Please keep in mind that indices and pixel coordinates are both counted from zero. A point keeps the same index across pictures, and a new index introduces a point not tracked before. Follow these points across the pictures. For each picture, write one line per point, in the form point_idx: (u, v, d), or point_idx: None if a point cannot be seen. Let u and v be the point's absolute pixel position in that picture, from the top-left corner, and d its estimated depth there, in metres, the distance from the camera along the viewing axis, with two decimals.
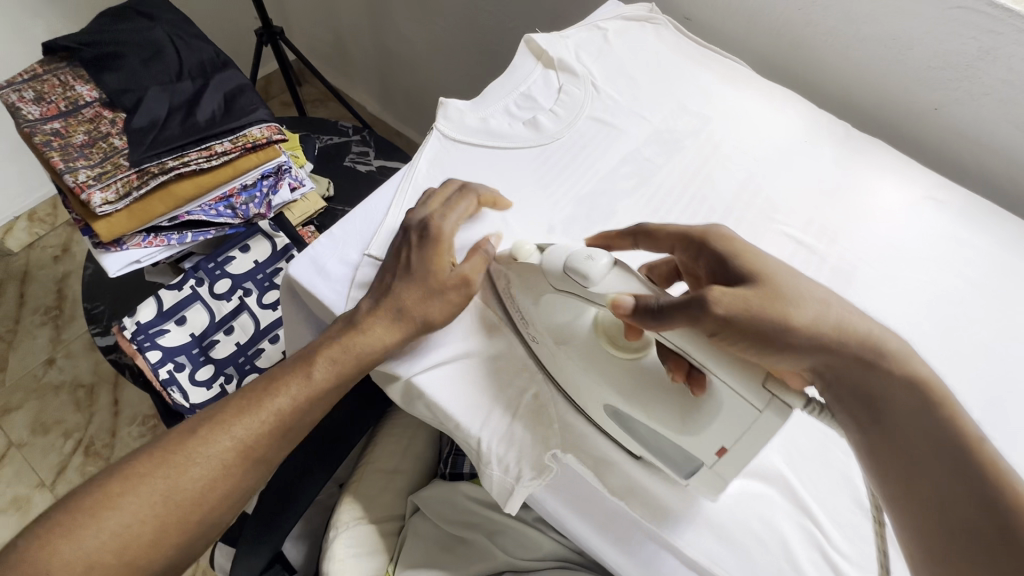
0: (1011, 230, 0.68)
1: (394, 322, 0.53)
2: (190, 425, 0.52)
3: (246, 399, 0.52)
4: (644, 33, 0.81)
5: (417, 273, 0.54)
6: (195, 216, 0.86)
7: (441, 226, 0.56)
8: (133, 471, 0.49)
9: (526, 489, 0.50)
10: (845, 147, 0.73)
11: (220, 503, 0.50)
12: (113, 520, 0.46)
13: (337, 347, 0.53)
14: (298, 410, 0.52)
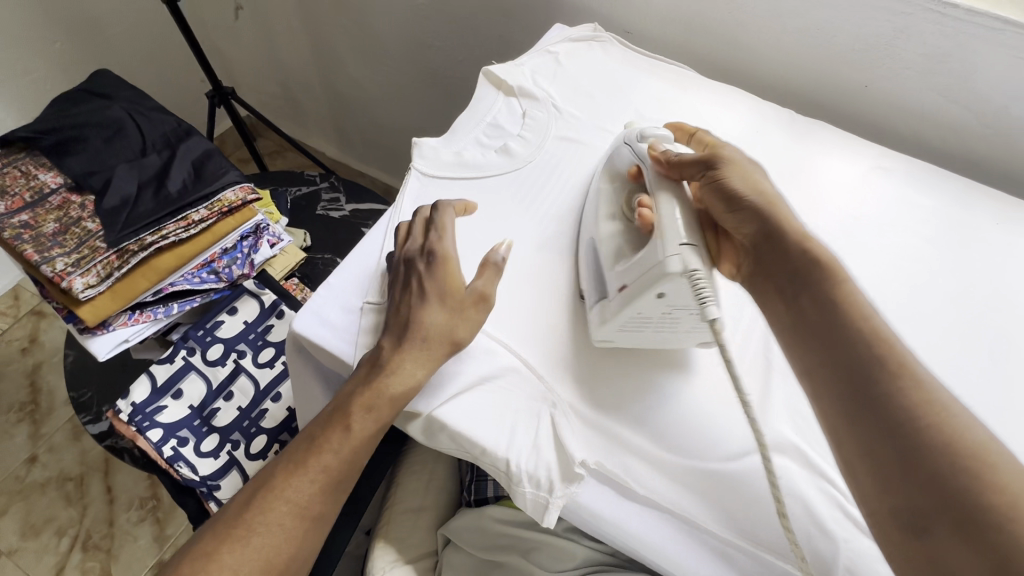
0: (950, 186, 0.74)
1: (431, 353, 0.54)
2: (245, 493, 0.51)
3: (293, 462, 0.52)
4: (592, 51, 0.86)
5: (439, 298, 0.55)
6: (179, 286, 0.86)
7: (444, 247, 0.58)
8: (201, 555, 0.48)
9: (561, 500, 0.51)
10: (793, 132, 0.78)
11: (290, 566, 0.50)
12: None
13: (365, 389, 0.52)
14: (346, 459, 0.52)
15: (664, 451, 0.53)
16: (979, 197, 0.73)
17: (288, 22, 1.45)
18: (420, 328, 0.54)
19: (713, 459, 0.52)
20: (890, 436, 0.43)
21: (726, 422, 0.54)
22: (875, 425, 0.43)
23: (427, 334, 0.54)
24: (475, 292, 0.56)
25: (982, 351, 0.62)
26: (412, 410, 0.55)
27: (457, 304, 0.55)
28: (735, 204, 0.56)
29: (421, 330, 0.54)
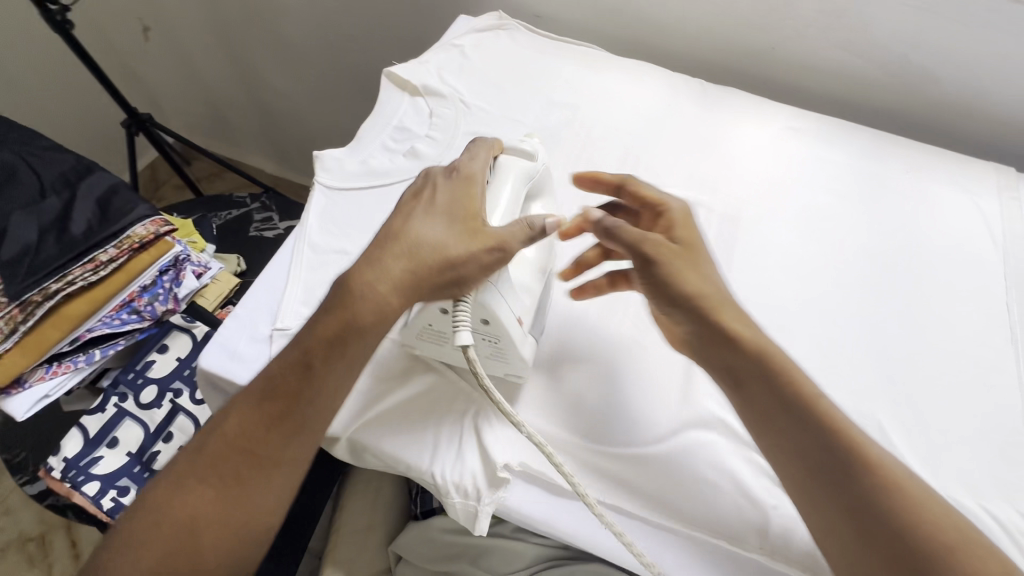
0: (860, 140, 0.75)
1: (416, 274, 0.48)
2: (196, 436, 0.49)
3: (248, 404, 0.47)
4: (499, 40, 0.84)
5: (446, 208, 0.51)
6: (97, 331, 0.81)
7: (469, 167, 0.53)
8: (153, 502, 0.47)
9: (490, 506, 0.50)
10: (704, 103, 0.78)
11: (252, 515, 0.47)
12: (147, 555, 0.45)
13: (323, 323, 0.48)
14: (298, 394, 0.47)
15: (577, 439, 0.53)
16: (889, 147, 0.74)
17: (201, 39, 1.38)
18: (411, 239, 0.49)
19: (631, 440, 0.53)
20: (834, 494, 0.42)
21: (645, 406, 0.55)
22: (816, 483, 0.43)
23: (415, 248, 0.49)
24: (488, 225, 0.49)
25: (901, 301, 0.63)
26: (330, 434, 0.53)
27: (465, 219, 0.50)
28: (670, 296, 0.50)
29: (410, 245, 0.49)
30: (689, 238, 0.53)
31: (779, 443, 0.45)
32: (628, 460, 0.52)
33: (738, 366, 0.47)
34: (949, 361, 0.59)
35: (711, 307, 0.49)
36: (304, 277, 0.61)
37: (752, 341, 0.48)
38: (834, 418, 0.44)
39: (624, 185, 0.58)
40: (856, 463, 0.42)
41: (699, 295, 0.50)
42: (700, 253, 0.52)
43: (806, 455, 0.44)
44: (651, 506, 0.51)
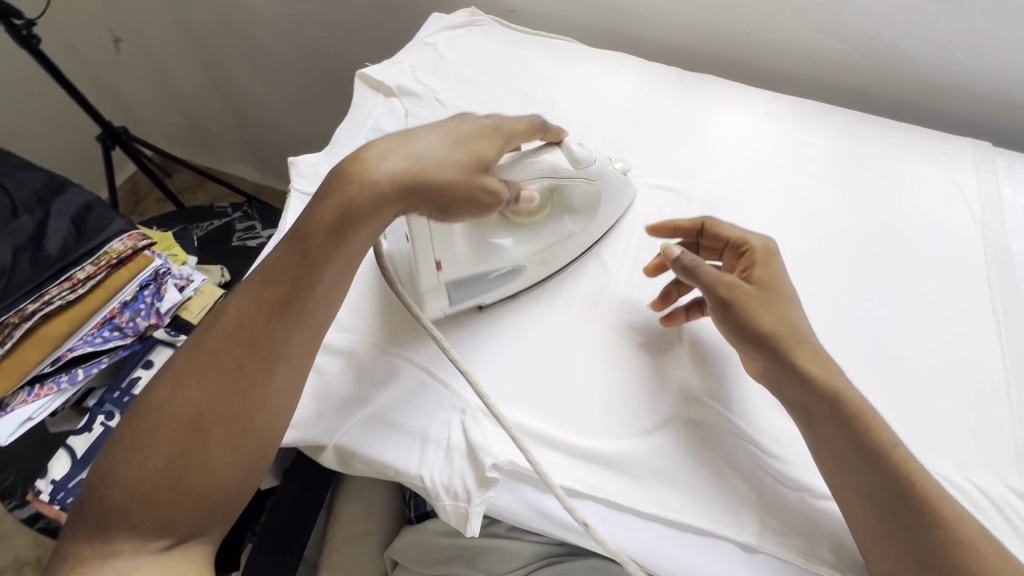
0: (837, 121, 0.75)
1: (403, 171, 0.48)
2: (191, 341, 0.47)
3: (250, 295, 0.47)
4: (472, 37, 0.84)
5: (462, 133, 0.51)
6: (79, 351, 0.79)
7: (503, 122, 0.54)
8: (153, 404, 0.44)
9: (480, 507, 0.50)
10: (681, 91, 0.78)
11: (259, 406, 0.45)
12: (152, 455, 0.43)
13: (315, 216, 0.48)
14: (300, 284, 0.47)
15: (569, 436, 0.53)
16: (866, 127, 0.74)
17: (174, 48, 1.36)
18: (415, 139, 0.50)
19: (611, 432, 0.53)
20: (882, 513, 0.45)
21: (633, 399, 0.55)
22: (874, 502, 0.45)
23: (413, 153, 0.49)
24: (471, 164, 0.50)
25: (884, 279, 0.63)
26: (317, 444, 0.52)
27: (468, 146, 0.51)
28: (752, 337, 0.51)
29: (409, 149, 0.49)
30: (770, 279, 0.54)
31: (842, 478, 0.47)
32: (621, 456, 0.52)
33: (811, 403, 0.49)
34: (933, 336, 0.59)
35: (789, 345, 0.50)
36: None
37: (828, 378, 0.49)
38: (898, 454, 0.46)
39: (704, 228, 0.60)
40: (911, 498, 0.44)
41: (778, 334, 0.51)
42: (778, 292, 0.53)
43: (868, 490, 0.45)
44: (627, 496, 0.50)
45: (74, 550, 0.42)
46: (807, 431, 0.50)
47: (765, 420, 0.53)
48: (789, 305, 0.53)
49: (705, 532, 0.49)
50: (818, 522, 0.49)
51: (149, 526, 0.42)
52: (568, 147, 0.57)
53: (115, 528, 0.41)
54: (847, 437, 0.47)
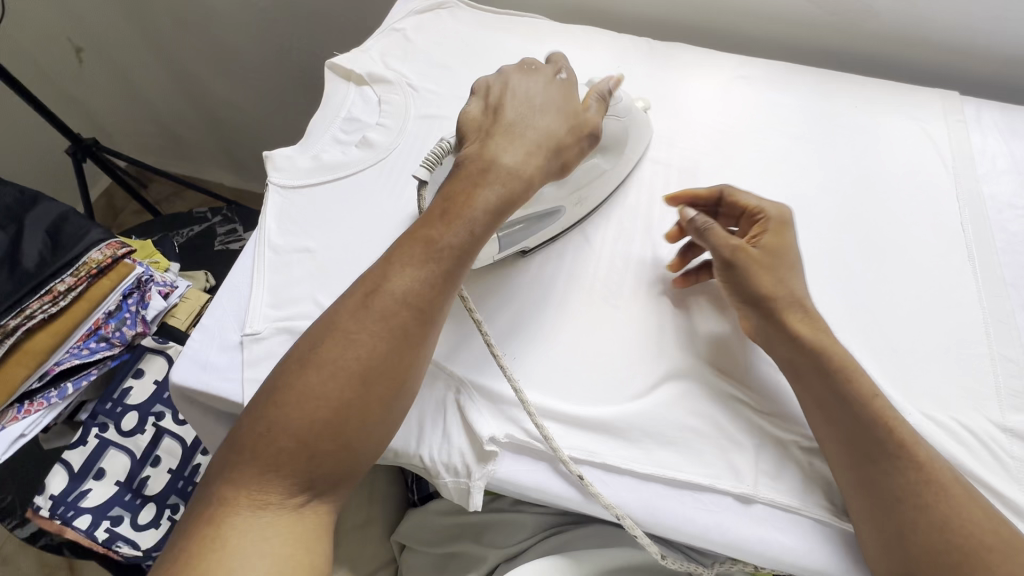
0: (808, 80, 0.76)
1: (543, 152, 0.53)
2: (352, 294, 0.47)
3: (411, 254, 0.48)
4: (440, 20, 0.83)
5: (556, 100, 0.57)
6: (66, 364, 0.79)
7: (569, 75, 0.60)
8: (323, 356, 0.44)
9: (480, 481, 0.51)
10: (653, 60, 0.78)
11: (413, 371, 0.46)
12: (322, 406, 0.43)
13: (471, 183, 0.50)
14: (462, 252, 0.48)
15: (566, 406, 0.53)
16: (837, 84, 0.75)
17: (138, 54, 1.33)
18: (533, 119, 0.55)
19: (605, 401, 0.54)
20: (863, 456, 0.46)
21: (624, 364, 0.56)
22: (852, 443, 0.47)
23: (537, 133, 0.54)
24: (584, 137, 0.57)
25: (863, 231, 0.64)
26: None
27: (569, 113, 0.57)
28: (747, 298, 0.53)
29: (527, 129, 0.54)
30: (778, 244, 0.55)
31: (830, 430, 0.48)
32: (621, 424, 0.52)
33: (799, 361, 0.50)
34: (912, 282, 0.61)
35: (775, 304, 0.52)
36: (269, 279, 0.60)
37: (816, 336, 0.50)
38: (878, 405, 0.47)
39: (721, 196, 0.60)
40: (889, 442, 0.46)
41: (772, 295, 0.52)
42: (781, 258, 0.55)
43: (850, 439, 0.47)
44: (626, 460, 0.51)
45: (225, 489, 0.42)
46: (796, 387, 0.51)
47: (753, 375, 0.55)
48: (791, 270, 0.55)
49: (703, 488, 0.50)
50: (812, 467, 0.50)
51: (311, 474, 0.42)
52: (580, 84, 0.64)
53: (277, 474, 0.42)
54: (829, 386, 0.48)
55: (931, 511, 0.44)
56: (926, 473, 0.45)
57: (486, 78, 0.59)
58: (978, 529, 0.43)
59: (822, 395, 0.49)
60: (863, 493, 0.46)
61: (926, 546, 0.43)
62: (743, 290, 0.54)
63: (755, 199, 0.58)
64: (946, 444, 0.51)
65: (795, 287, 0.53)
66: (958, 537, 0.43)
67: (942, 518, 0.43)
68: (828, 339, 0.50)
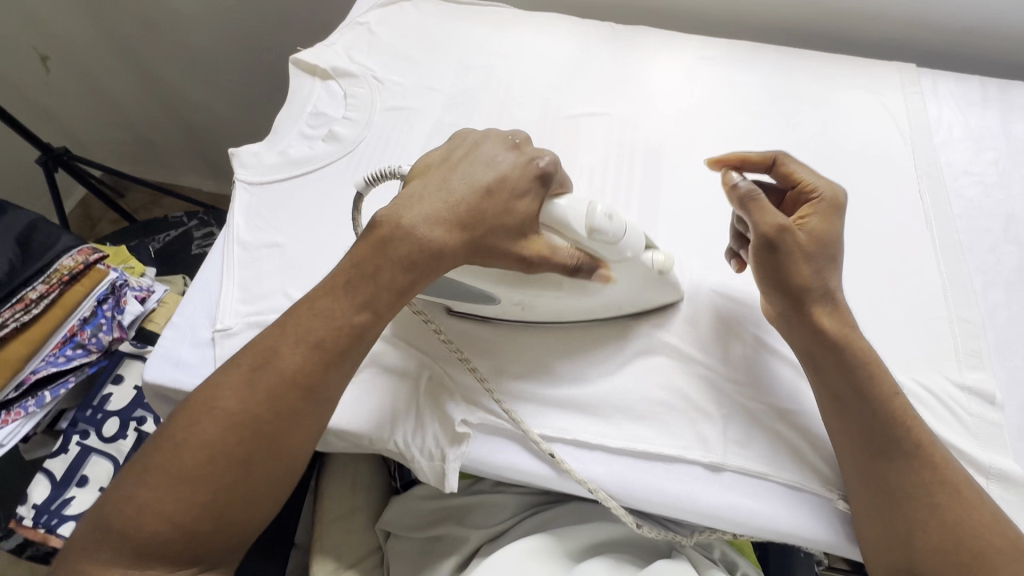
0: (768, 59, 0.77)
1: (453, 230, 0.48)
2: (239, 368, 0.45)
3: (297, 331, 0.46)
4: (404, 12, 0.83)
5: (502, 187, 0.49)
6: (43, 372, 0.78)
7: (552, 177, 0.50)
8: (199, 437, 0.43)
9: (456, 462, 0.51)
10: (616, 45, 0.79)
11: (299, 450, 0.46)
12: (200, 491, 0.42)
13: (378, 256, 0.48)
14: (361, 330, 0.47)
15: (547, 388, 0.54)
16: (796, 61, 0.77)
17: (105, 60, 1.31)
18: (457, 193, 0.49)
19: (579, 380, 0.55)
20: (869, 443, 0.46)
21: (593, 343, 0.57)
22: (860, 435, 0.47)
23: (456, 207, 0.48)
24: (511, 229, 0.48)
25: None
26: None
27: (507, 211, 0.49)
28: (775, 279, 0.51)
29: (452, 199, 0.49)
30: (824, 230, 0.53)
31: (838, 424, 0.48)
32: (592, 402, 0.53)
33: (818, 352, 0.50)
34: (875, 250, 0.62)
35: (801, 288, 0.51)
36: (240, 275, 0.60)
37: (841, 331, 0.50)
38: (896, 403, 0.47)
39: (775, 164, 0.57)
40: (886, 426, 0.46)
41: (805, 281, 0.51)
42: (825, 243, 0.53)
43: (866, 434, 0.47)
44: (597, 435, 0.52)
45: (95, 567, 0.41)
46: (813, 380, 0.51)
47: (720, 347, 0.56)
48: (831, 260, 0.52)
49: (674, 458, 0.51)
50: (779, 433, 0.52)
51: (187, 558, 0.42)
52: (591, 204, 0.49)
53: (152, 559, 0.41)
54: (845, 382, 0.48)
55: (925, 494, 0.44)
56: (938, 473, 0.45)
57: (469, 133, 0.55)
58: (991, 533, 0.43)
59: (842, 387, 0.48)
60: (867, 483, 0.46)
61: (933, 550, 0.43)
62: (776, 275, 0.51)
63: (813, 179, 0.56)
64: None
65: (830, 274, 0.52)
66: (977, 541, 0.43)
67: (955, 519, 0.43)
68: (848, 331, 0.50)
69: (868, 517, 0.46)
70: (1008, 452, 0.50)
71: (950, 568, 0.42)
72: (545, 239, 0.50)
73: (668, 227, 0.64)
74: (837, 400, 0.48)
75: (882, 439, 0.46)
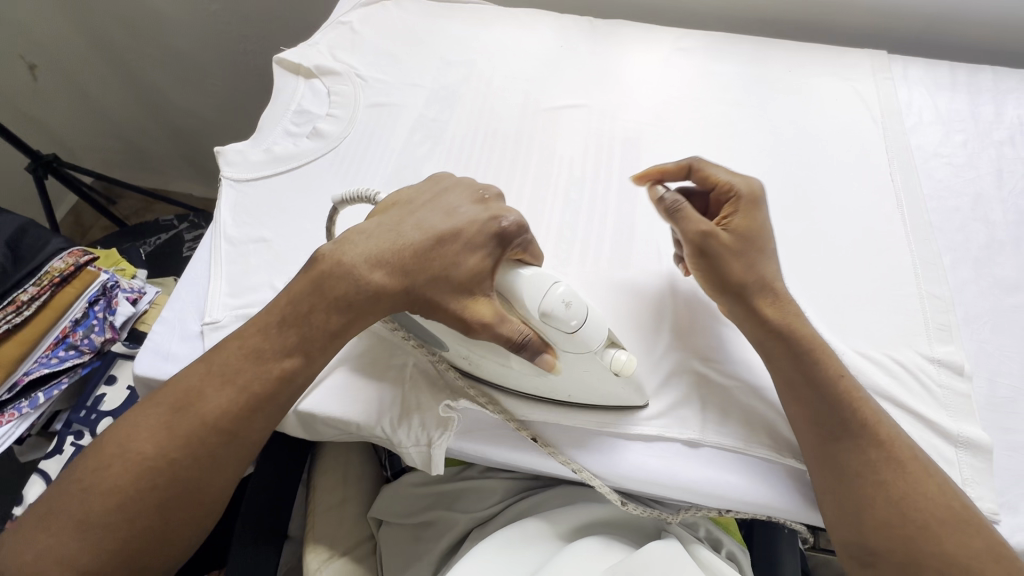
0: (743, 50, 0.79)
1: (393, 272, 0.48)
2: (159, 409, 0.46)
3: (225, 375, 0.47)
4: (386, 11, 0.84)
5: (456, 241, 0.48)
6: (36, 373, 0.79)
7: (512, 243, 0.48)
8: (113, 481, 0.43)
9: (442, 444, 0.53)
10: (595, 38, 0.80)
11: (216, 493, 0.46)
12: (108, 536, 0.42)
13: (315, 293, 0.48)
14: (288, 374, 0.47)
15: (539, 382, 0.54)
16: (770, 51, 0.78)
17: (95, 69, 1.32)
18: (404, 233, 0.49)
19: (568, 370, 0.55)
20: (825, 422, 0.48)
21: None
22: (816, 414, 0.48)
23: (399, 247, 0.48)
24: (453, 284, 0.47)
25: (801, 187, 0.67)
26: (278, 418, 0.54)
27: (453, 270, 0.47)
28: (716, 279, 0.53)
29: (398, 241, 0.49)
30: (748, 227, 0.54)
31: (793, 406, 0.50)
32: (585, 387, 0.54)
33: (766, 343, 0.52)
34: (848, 231, 0.63)
35: (750, 288, 0.52)
36: (228, 269, 0.61)
37: (784, 319, 0.51)
38: (844, 384, 0.49)
39: (692, 170, 0.58)
40: (841, 405, 0.48)
41: (741, 278, 0.52)
42: (753, 238, 0.54)
43: (816, 417, 0.48)
44: (566, 427, 0.53)
45: None
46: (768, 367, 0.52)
47: (696, 328, 0.57)
48: (761, 252, 0.54)
49: (654, 437, 0.52)
50: (754, 410, 0.53)
51: None
52: (556, 285, 0.45)
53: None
54: (796, 368, 0.50)
55: (875, 467, 0.46)
56: (887, 450, 0.47)
57: (448, 180, 0.54)
58: (936, 506, 0.45)
59: (799, 370, 0.50)
60: (820, 462, 0.48)
61: (884, 522, 0.45)
62: (719, 276, 0.53)
63: (728, 176, 0.57)
64: (880, 379, 0.54)
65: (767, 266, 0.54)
66: (919, 515, 0.44)
67: (901, 494, 0.45)
68: (797, 321, 0.52)
69: (825, 493, 0.48)
70: (976, 421, 0.52)
71: (897, 543, 0.44)
72: (489, 302, 0.47)
73: (647, 214, 0.66)
74: (789, 384, 0.50)
75: (831, 420, 0.48)
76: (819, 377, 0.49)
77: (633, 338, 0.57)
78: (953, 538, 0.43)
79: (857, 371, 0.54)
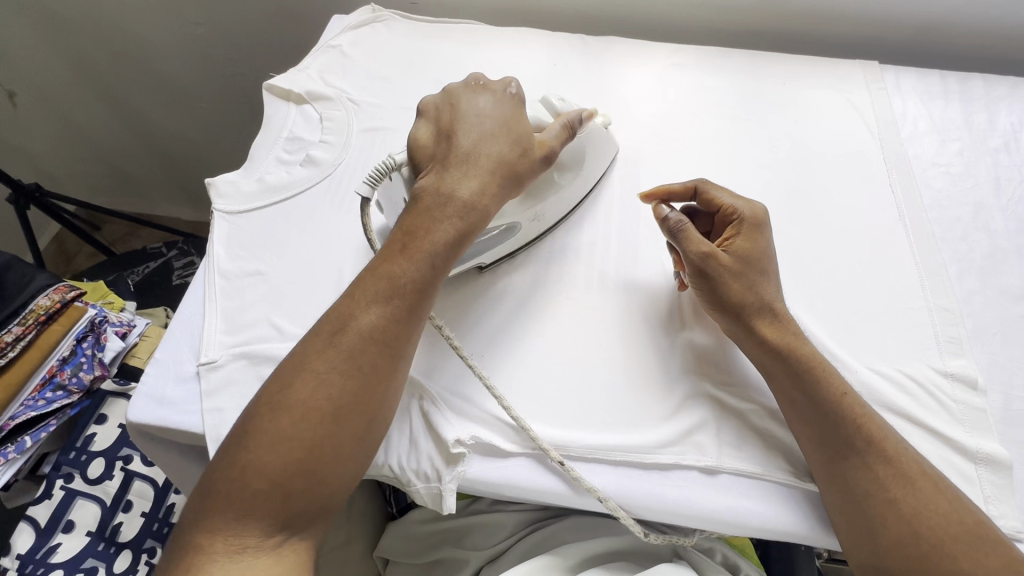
0: (735, 64, 0.79)
1: (491, 179, 0.52)
2: (319, 335, 0.46)
3: (375, 286, 0.48)
4: (377, 33, 0.83)
5: (500, 122, 0.55)
6: (23, 417, 0.75)
7: (513, 92, 0.57)
8: (292, 400, 0.44)
9: (452, 483, 0.51)
10: (588, 56, 0.80)
11: (383, 404, 0.46)
12: (295, 450, 0.43)
13: (425, 221, 0.50)
14: (428, 282, 0.48)
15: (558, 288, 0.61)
16: (763, 64, 0.79)
17: (76, 97, 1.29)
18: (464, 148, 0.53)
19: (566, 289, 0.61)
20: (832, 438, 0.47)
21: (597, 321, 0.59)
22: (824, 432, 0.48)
23: (482, 159, 0.52)
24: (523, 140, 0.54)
25: (802, 201, 0.66)
26: None
27: (528, 146, 0.54)
28: (718, 299, 0.53)
29: (474, 156, 0.52)
30: (748, 249, 0.54)
31: (800, 424, 0.49)
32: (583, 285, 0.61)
33: (766, 361, 0.51)
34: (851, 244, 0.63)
35: (753, 308, 0.52)
36: (223, 306, 0.59)
37: (785, 341, 0.51)
38: (847, 402, 0.48)
39: (697, 192, 0.59)
40: (847, 421, 0.47)
41: (740, 300, 0.52)
42: (752, 263, 0.54)
43: (821, 435, 0.48)
44: (591, 447, 0.51)
45: (199, 537, 0.42)
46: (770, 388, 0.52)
47: (706, 349, 0.56)
48: (762, 275, 0.54)
49: (671, 465, 0.51)
50: (770, 434, 0.52)
51: (282, 517, 0.42)
52: (546, 98, 0.59)
53: (253, 517, 0.41)
54: (800, 387, 0.49)
55: (887, 485, 0.45)
56: (894, 466, 0.46)
57: (433, 98, 0.58)
58: (949, 521, 0.44)
59: (804, 387, 0.49)
60: (832, 481, 0.47)
61: (901, 543, 0.43)
62: (717, 298, 0.53)
63: (730, 197, 0.57)
64: (893, 395, 0.53)
65: (767, 287, 0.53)
66: (933, 534, 0.43)
67: (912, 509, 0.44)
68: (798, 343, 0.51)
69: (837, 510, 0.47)
70: (993, 436, 0.51)
71: (913, 563, 0.43)
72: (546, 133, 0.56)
73: (649, 233, 0.65)
74: (793, 402, 0.49)
75: (838, 436, 0.47)
76: (824, 393, 0.48)
77: (647, 328, 0.58)
78: (969, 556, 0.42)
79: (870, 389, 0.54)
